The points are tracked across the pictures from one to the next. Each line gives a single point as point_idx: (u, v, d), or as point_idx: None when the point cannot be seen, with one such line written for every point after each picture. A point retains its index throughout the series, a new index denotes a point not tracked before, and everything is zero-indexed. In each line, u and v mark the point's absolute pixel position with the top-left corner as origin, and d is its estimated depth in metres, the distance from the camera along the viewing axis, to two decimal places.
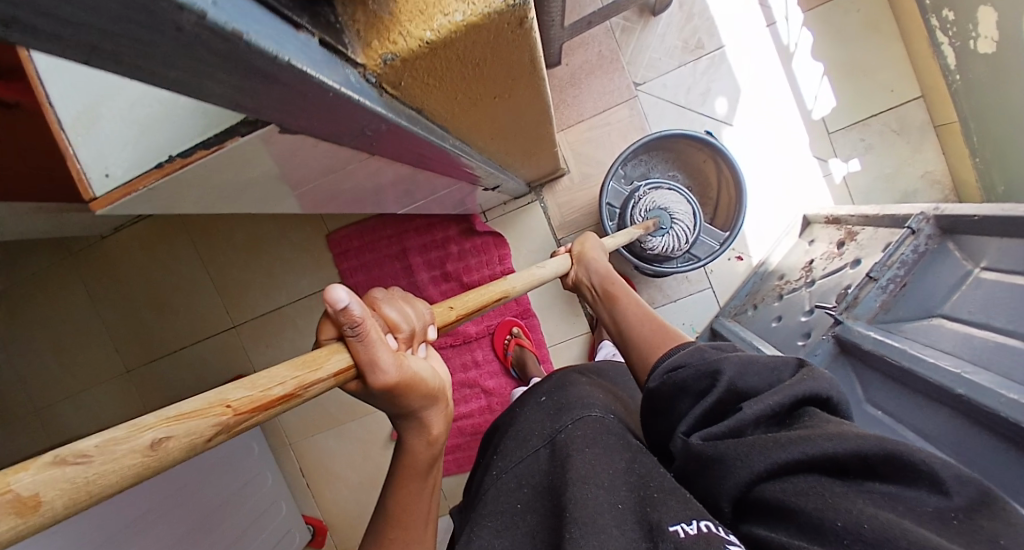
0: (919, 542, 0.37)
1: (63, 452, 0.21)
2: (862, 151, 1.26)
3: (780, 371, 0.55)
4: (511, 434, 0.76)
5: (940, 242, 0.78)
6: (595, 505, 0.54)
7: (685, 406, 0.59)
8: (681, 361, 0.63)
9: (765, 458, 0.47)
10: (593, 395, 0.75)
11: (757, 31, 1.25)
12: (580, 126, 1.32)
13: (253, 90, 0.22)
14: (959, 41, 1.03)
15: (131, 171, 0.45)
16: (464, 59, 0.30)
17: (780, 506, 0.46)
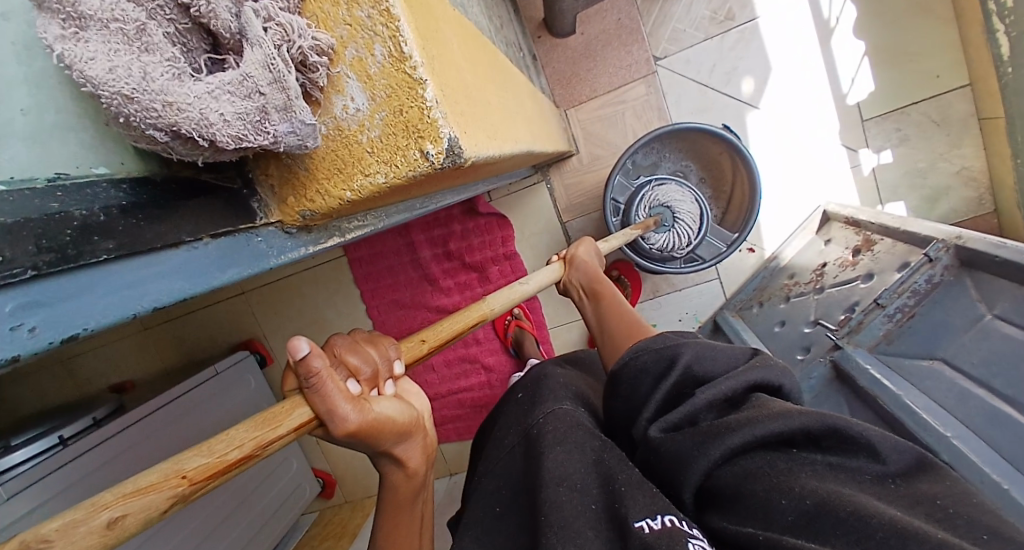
0: (858, 511, 0.37)
1: (28, 537, 0.23)
2: (896, 143, 1.16)
3: (737, 361, 0.54)
4: (495, 437, 0.69)
5: (958, 275, 0.73)
6: (562, 489, 0.49)
7: (645, 391, 0.55)
8: (641, 344, 0.58)
9: (719, 443, 0.46)
10: (573, 386, 0.70)
11: (794, 3, 1.13)
12: (593, 103, 1.22)
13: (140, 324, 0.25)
14: (1015, 31, 0.92)
15: None
16: (401, 188, 0.31)
17: (734, 492, 0.44)
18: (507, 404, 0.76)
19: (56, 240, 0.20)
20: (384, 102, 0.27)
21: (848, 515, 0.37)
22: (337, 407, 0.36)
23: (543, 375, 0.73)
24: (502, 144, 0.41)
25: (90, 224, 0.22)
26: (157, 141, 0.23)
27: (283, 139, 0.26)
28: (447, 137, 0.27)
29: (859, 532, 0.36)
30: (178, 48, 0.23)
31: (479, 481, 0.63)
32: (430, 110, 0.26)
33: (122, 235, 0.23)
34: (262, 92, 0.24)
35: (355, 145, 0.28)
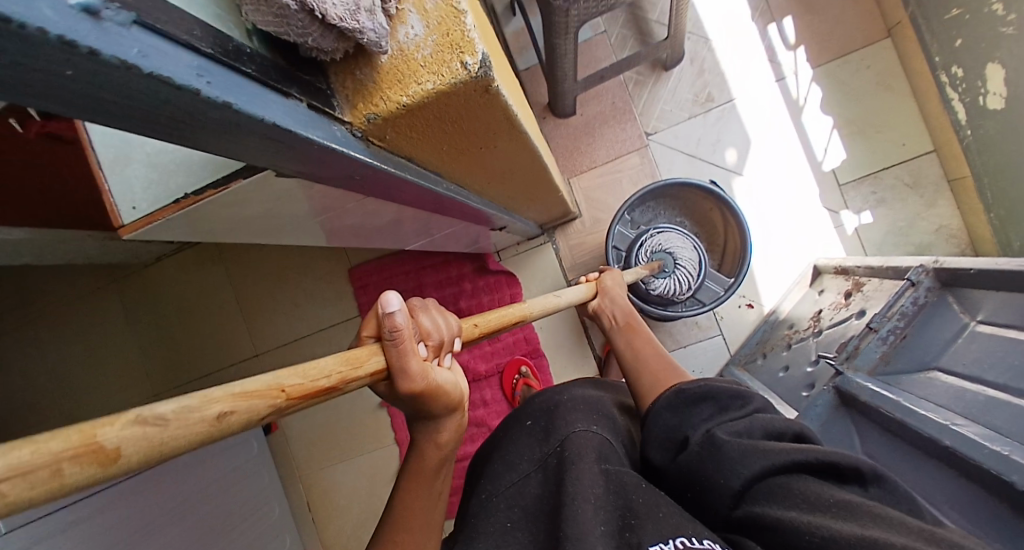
0: (893, 517, 0.43)
1: (144, 412, 0.19)
2: (873, 204, 1.27)
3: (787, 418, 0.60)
4: (501, 453, 0.64)
5: (940, 295, 0.77)
6: (588, 507, 0.48)
7: (705, 413, 0.60)
8: (713, 383, 0.63)
9: (778, 453, 0.51)
10: (599, 407, 0.66)
11: (767, 86, 1.30)
12: (593, 172, 1.36)
13: (247, 148, 0.26)
14: (968, 98, 1.08)
15: (155, 203, 0.35)
16: (439, 117, 0.35)
17: (781, 493, 0.48)
18: (512, 423, 0.70)
19: (220, 45, 0.23)
20: (435, 23, 0.30)
21: (888, 518, 0.43)
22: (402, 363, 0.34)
23: (556, 397, 0.68)
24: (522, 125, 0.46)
25: (242, 46, 0.24)
26: (281, 18, 0.25)
27: (366, 33, 0.28)
28: (479, 54, 0.30)
29: (895, 527, 0.41)
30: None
31: (478, 498, 0.58)
32: (469, 30, 0.30)
33: (256, 66, 0.25)
34: None
35: (409, 61, 0.31)
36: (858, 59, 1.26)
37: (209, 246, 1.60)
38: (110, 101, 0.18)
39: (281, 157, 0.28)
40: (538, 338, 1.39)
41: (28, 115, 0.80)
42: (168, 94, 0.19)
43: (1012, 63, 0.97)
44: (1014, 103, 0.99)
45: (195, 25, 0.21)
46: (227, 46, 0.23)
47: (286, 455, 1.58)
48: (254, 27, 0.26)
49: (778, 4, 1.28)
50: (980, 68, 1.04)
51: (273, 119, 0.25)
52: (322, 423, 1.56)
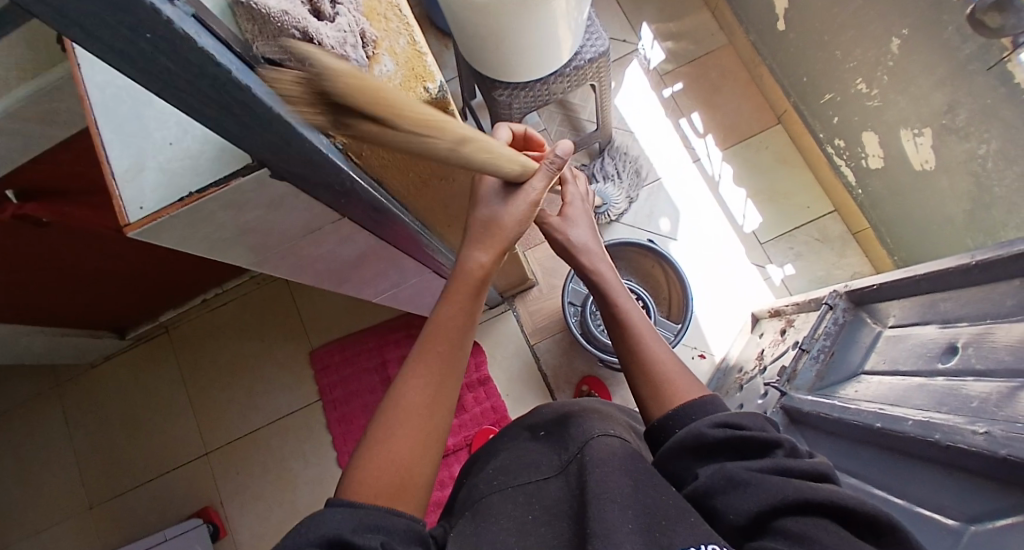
0: None
1: None
2: (793, 258, 1.43)
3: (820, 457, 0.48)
4: (511, 457, 0.61)
5: (855, 314, 0.88)
6: (615, 506, 0.45)
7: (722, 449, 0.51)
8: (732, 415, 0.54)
9: (793, 490, 0.42)
10: (606, 423, 0.60)
11: (686, 165, 1.50)
12: (545, 245, 1.48)
13: (255, 132, 0.32)
14: (853, 162, 1.32)
15: (163, 199, 0.38)
16: None
17: (798, 539, 0.39)
18: (512, 435, 0.68)
19: (243, 50, 0.31)
20: (403, 62, 0.40)
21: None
22: (479, 252, 0.55)
23: (571, 407, 0.66)
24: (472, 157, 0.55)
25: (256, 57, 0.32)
26: (287, 48, 0.34)
27: (351, 61, 0.36)
28: (438, 84, 0.40)
29: None
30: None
31: (487, 484, 0.57)
32: (428, 65, 0.40)
33: (265, 72, 0.33)
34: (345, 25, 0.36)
35: (383, 89, 0.40)
36: (757, 141, 1.51)
37: (163, 339, 1.57)
38: (167, 64, 0.25)
39: (281, 149, 0.35)
40: (506, 407, 1.40)
41: (4, 196, 0.84)
42: (211, 68, 0.26)
43: (881, 129, 1.20)
44: (889, 160, 1.22)
45: (228, 32, 0.29)
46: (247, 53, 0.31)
47: None
48: (264, 57, 0.35)
49: (685, 103, 1.54)
50: (856, 140, 1.29)
51: (280, 112, 0.32)
52: (277, 525, 1.42)
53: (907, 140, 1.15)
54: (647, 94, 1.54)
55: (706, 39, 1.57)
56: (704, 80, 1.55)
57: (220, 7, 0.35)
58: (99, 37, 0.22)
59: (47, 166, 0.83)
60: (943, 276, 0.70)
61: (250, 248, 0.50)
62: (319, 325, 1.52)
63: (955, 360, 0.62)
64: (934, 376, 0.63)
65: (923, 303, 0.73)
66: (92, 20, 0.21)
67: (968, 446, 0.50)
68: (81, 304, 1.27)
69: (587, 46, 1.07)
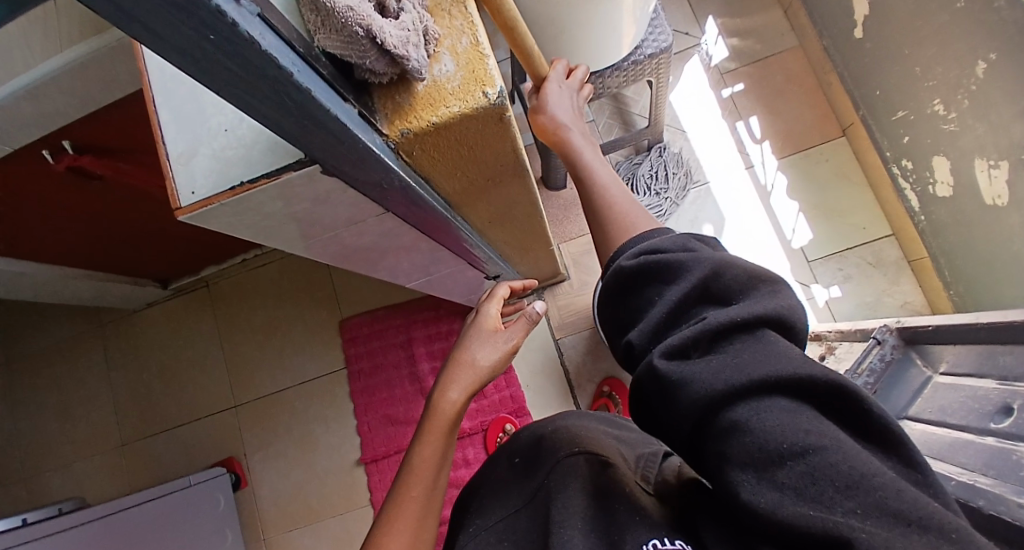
0: (853, 463, 0.33)
1: None
2: (841, 280, 1.36)
3: (758, 281, 0.42)
4: (490, 491, 0.62)
5: (905, 352, 0.82)
6: (573, 531, 0.46)
7: (651, 294, 0.45)
8: (658, 246, 0.47)
9: (726, 374, 0.38)
10: (572, 436, 0.60)
11: (737, 171, 1.43)
12: (581, 240, 1.46)
13: (309, 132, 0.32)
14: (919, 186, 1.23)
15: (216, 186, 0.38)
16: (461, 142, 0.42)
17: (729, 428, 0.37)
18: (495, 465, 0.68)
19: (305, 49, 0.29)
20: (464, 63, 0.38)
21: (850, 471, 0.32)
22: (452, 390, 0.60)
23: (546, 429, 0.65)
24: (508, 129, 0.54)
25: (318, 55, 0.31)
26: (351, 44, 0.33)
27: (411, 61, 0.35)
28: (498, 89, 0.38)
29: (854, 483, 0.32)
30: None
31: (466, 531, 0.57)
32: (490, 69, 0.38)
33: (326, 71, 0.32)
34: (410, 24, 0.35)
35: (441, 90, 0.38)
36: (817, 153, 1.43)
37: (202, 293, 1.63)
38: (227, 67, 0.24)
39: (332, 150, 0.34)
40: (524, 397, 1.40)
41: (62, 147, 0.87)
42: (271, 72, 0.26)
43: (954, 155, 1.11)
44: (959, 189, 1.13)
45: (292, 30, 0.28)
46: (308, 52, 0.30)
47: (251, 513, 1.49)
48: (325, 51, 0.34)
49: (745, 106, 1.46)
50: (926, 162, 1.20)
51: (334, 113, 0.31)
52: (293, 482, 1.48)
53: (981, 170, 1.06)
54: (704, 93, 1.47)
55: (775, 38, 1.48)
56: (769, 82, 1.46)
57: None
58: (161, 39, 0.21)
59: (99, 121, 0.85)
60: (1012, 329, 0.64)
61: (293, 234, 0.50)
62: (350, 295, 1.55)
63: (1009, 421, 0.56)
64: (983, 435, 0.58)
65: (981, 351, 0.68)
66: (158, 21, 0.20)
67: (1015, 520, 0.47)
68: (128, 253, 1.33)
69: (648, 41, 1.02)
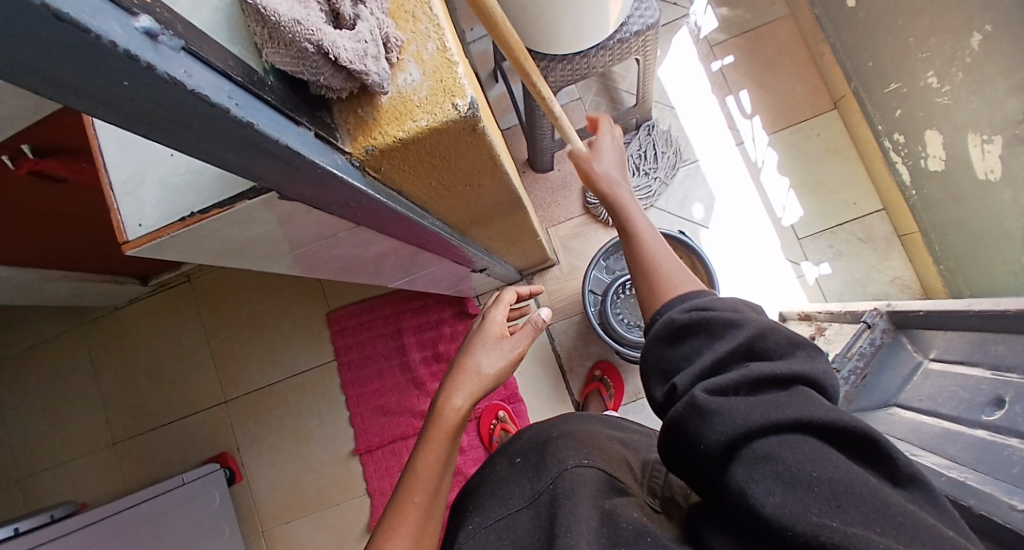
0: (881, 500, 0.34)
1: None
2: (831, 257, 1.36)
3: (798, 347, 0.44)
4: (488, 489, 0.60)
5: (895, 336, 0.82)
6: (578, 540, 0.44)
7: (699, 347, 0.47)
8: (710, 305, 0.49)
9: (758, 413, 0.38)
10: (580, 443, 0.58)
11: (728, 148, 1.40)
12: (569, 223, 1.43)
13: (258, 163, 0.28)
14: (910, 161, 1.20)
15: (162, 217, 0.35)
16: (432, 155, 0.39)
17: (763, 462, 0.37)
18: (494, 463, 0.66)
19: (247, 76, 0.27)
20: (431, 71, 0.35)
21: (874, 506, 0.34)
22: (456, 396, 0.58)
23: (550, 432, 0.63)
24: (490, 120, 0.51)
25: (263, 78, 0.28)
26: (301, 61, 0.30)
27: (371, 75, 0.32)
28: (469, 100, 0.35)
29: (882, 518, 0.33)
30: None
31: (465, 526, 0.56)
32: (460, 78, 0.34)
33: (274, 95, 0.29)
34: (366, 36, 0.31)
35: (406, 102, 0.35)
36: (808, 128, 1.39)
37: (184, 288, 1.59)
38: (149, 110, 0.21)
39: (287, 178, 0.31)
40: (516, 383, 1.40)
41: (20, 151, 0.83)
42: (201, 109, 0.22)
43: (947, 129, 1.09)
44: (952, 164, 1.11)
45: (226, 56, 0.25)
46: (252, 78, 0.27)
47: (247, 506, 1.49)
48: (272, 66, 0.30)
49: (735, 80, 1.42)
50: (918, 136, 1.16)
51: (283, 141, 0.28)
52: (290, 473, 1.49)
53: (974, 145, 1.06)
54: (693, 67, 1.42)
55: (765, 8, 1.42)
56: (759, 55, 1.42)
57: (229, 10, 0.30)
58: (67, 90, 0.18)
59: (57, 120, 0.79)
60: (1001, 317, 0.64)
61: (263, 252, 0.47)
62: (336, 287, 1.52)
63: (1000, 413, 0.56)
64: (975, 427, 0.58)
65: (973, 338, 0.67)
66: (60, 75, 0.17)
67: (1004, 523, 0.48)
68: (103, 252, 1.28)
69: (633, 18, 0.97)
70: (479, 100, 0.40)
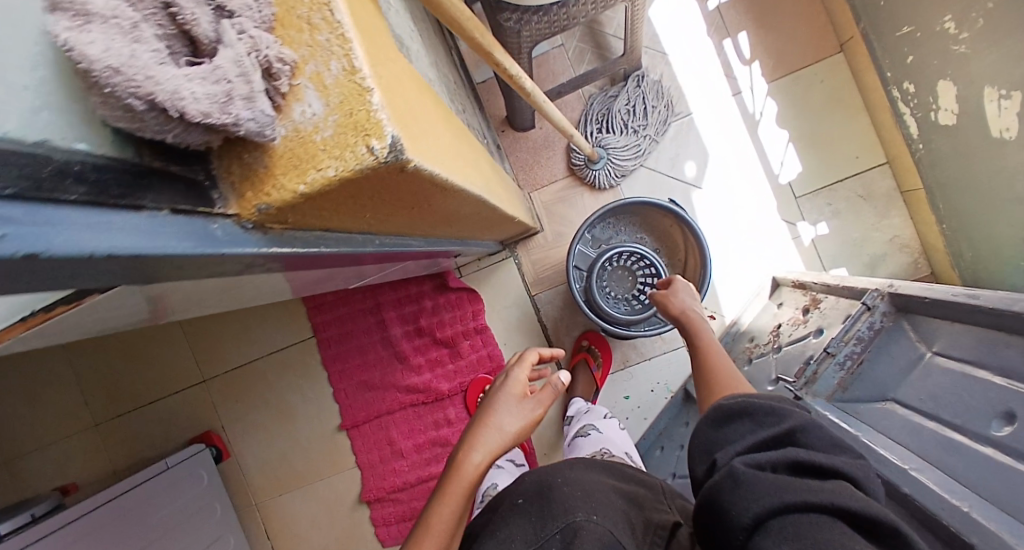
0: None
1: None
2: (829, 216, 1.29)
3: (838, 450, 0.52)
4: (485, 533, 0.57)
5: (896, 320, 0.76)
6: None
7: (745, 433, 0.56)
8: (758, 399, 0.60)
9: (786, 488, 0.45)
10: (590, 496, 0.56)
11: (724, 99, 1.29)
12: (552, 186, 1.33)
13: (76, 278, 0.20)
14: (919, 112, 1.10)
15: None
16: (359, 200, 0.31)
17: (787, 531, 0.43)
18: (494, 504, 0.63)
19: (32, 172, 0.18)
20: (337, 101, 0.26)
21: None
22: (475, 452, 0.58)
23: (554, 476, 0.60)
24: (434, 119, 0.41)
25: (66, 161, 0.20)
26: (134, 116, 0.21)
27: (243, 125, 0.23)
28: (391, 138, 0.26)
29: None
30: (155, 26, 0.21)
31: None
32: (378, 111, 0.26)
33: (86, 185, 0.20)
34: (229, 76, 0.22)
35: (307, 143, 0.26)
36: (810, 74, 1.27)
37: None
38: None
39: (134, 275, 0.23)
40: (502, 356, 1.37)
41: None
42: None
43: (962, 81, 0.98)
44: (964, 119, 1.01)
45: None
46: (45, 170, 0.19)
47: (238, 481, 1.50)
48: (97, 124, 0.22)
49: (733, 20, 1.28)
50: (930, 86, 1.05)
51: (100, 248, 0.19)
52: (278, 449, 1.48)
53: (990, 100, 0.95)
54: (687, 9, 1.29)
55: None
56: None
57: None
58: None
59: None
60: (1011, 318, 0.59)
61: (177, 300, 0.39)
62: None
63: (1010, 431, 0.55)
64: (982, 443, 0.57)
65: (983, 336, 0.63)
66: None
67: None
68: None
69: None
70: (410, 118, 0.31)
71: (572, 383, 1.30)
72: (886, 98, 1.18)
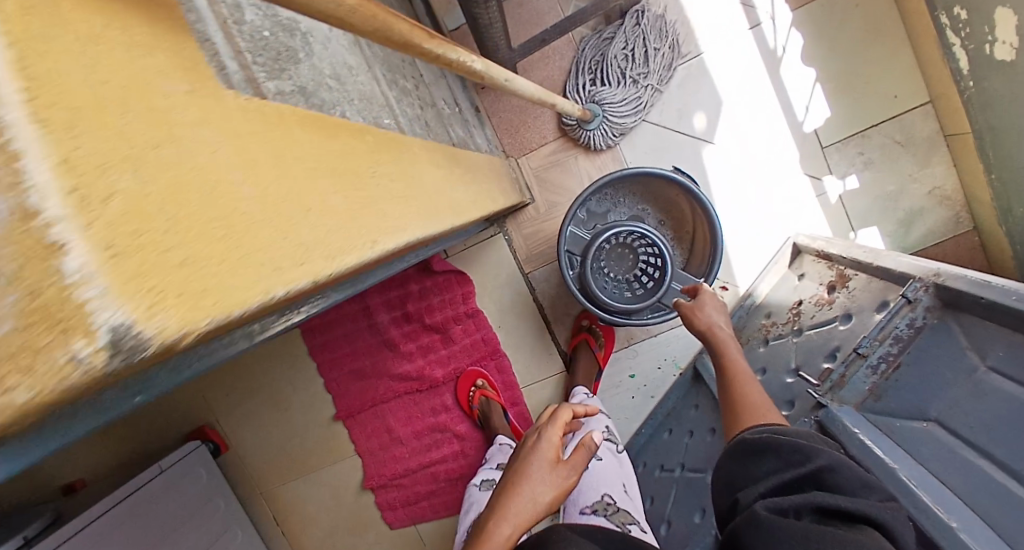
0: None
1: None
2: (860, 167, 1.12)
3: (873, 490, 0.48)
4: None
5: (941, 317, 0.64)
6: None
7: (769, 467, 0.54)
8: (787, 430, 0.57)
9: (807, 538, 0.43)
10: None
11: (739, 36, 1.09)
12: (542, 150, 1.17)
13: None
14: (972, 43, 0.90)
15: None
16: (139, 373, 0.21)
17: None
18: None
19: None
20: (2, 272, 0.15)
21: None
22: (506, 524, 0.53)
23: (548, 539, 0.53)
24: (301, 184, 0.29)
25: None
26: None
27: None
28: (107, 330, 0.15)
29: None
30: None
31: None
32: (70, 288, 0.15)
33: None
34: None
35: None
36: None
37: None
38: None
39: None
40: (497, 339, 1.28)
41: None
42: None
43: None
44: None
45: None
46: None
47: (240, 471, 1.49)
48: None
49: None
50: (985, 12, 0.85)
51: None
52: (276, 439, 1.44)
53: None
54: None
55: None
56: None
57: None
58: None
59: None
60: None
61: None
62: None
63: None
64: None
65: None
66: None
67: None
68: None
69: None
70: (202, 246, 0.20)
71: (573, 366, 1.21)
72: (931, 26, 0.98)
